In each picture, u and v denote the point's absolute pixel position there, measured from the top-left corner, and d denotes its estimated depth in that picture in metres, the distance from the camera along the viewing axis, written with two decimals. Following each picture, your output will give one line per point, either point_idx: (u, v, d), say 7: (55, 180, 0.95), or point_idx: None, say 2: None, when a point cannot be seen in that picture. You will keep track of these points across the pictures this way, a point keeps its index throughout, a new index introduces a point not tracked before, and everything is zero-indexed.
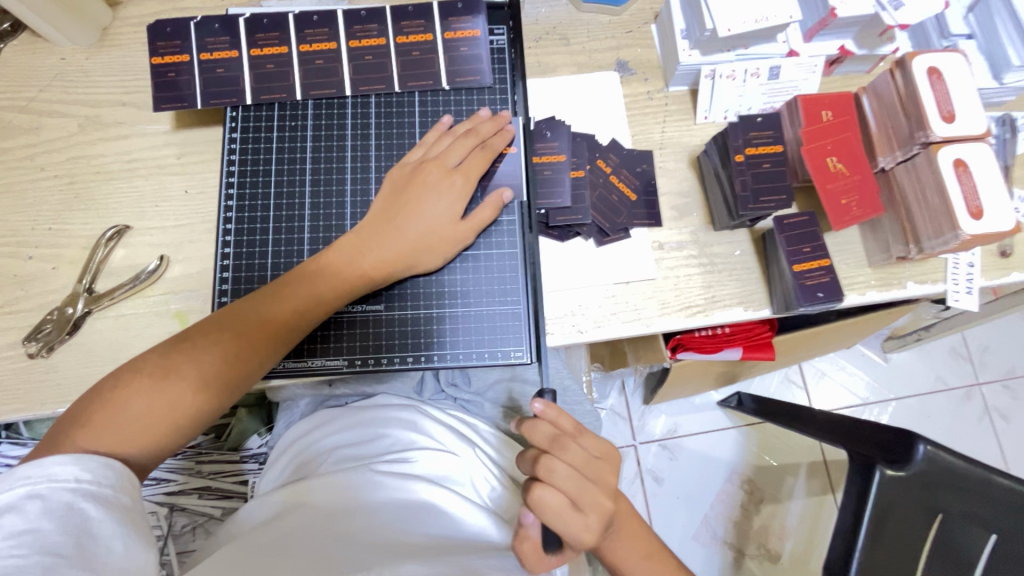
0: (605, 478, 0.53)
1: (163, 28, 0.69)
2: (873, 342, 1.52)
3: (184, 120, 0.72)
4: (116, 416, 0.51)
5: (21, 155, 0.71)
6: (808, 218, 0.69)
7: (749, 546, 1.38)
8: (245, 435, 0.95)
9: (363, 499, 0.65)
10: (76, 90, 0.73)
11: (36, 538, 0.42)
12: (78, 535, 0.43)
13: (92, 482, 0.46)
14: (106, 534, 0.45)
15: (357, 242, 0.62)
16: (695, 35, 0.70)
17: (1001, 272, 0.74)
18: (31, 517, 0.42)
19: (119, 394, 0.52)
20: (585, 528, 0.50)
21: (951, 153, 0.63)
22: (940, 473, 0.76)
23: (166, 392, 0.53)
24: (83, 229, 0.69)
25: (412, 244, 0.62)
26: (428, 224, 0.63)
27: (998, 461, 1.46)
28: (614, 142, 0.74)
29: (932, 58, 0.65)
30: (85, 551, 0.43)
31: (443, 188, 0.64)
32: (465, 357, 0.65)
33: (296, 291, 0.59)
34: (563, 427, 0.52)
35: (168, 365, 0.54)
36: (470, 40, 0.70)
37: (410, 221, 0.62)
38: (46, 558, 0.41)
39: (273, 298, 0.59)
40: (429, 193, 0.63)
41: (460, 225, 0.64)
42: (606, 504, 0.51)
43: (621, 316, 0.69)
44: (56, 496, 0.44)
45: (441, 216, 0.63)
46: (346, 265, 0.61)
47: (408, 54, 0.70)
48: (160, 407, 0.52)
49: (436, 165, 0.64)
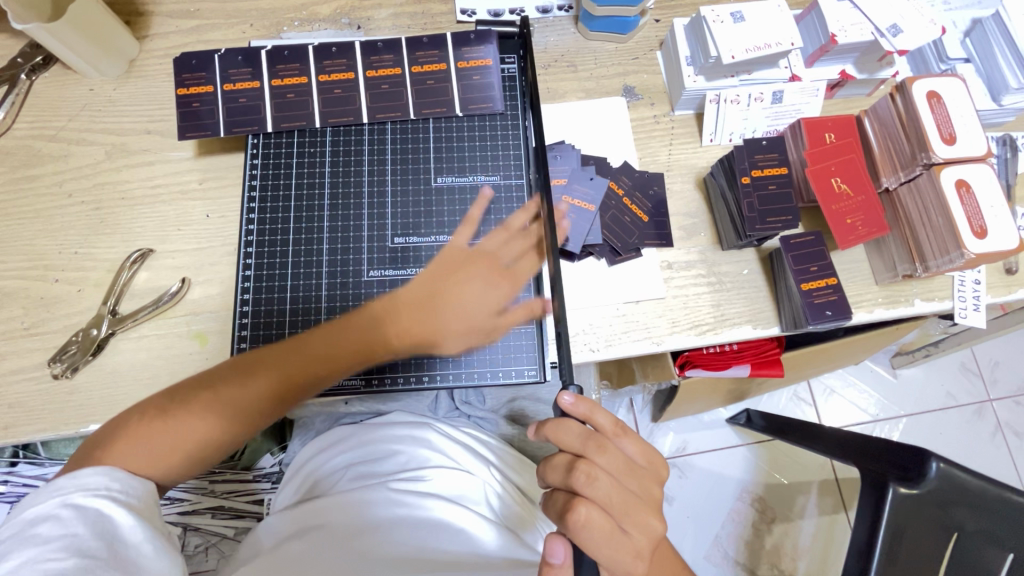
0: (646, 489, 0.51)
1: (188, 61, 0.72)
2: (882, 358, 1.52)
3: (206, 148, 0.75)
4: (132, 445, 0.52)
5: (49, 182, 0.73)
6: (815, 237, 0.70)
7: (762, 567, 1.36)
8: (258, 455, 0.96)
9: (381, 517, 0.65)
10: (104, 119, 0.76)
11: (72, 542, 0.44)
12: (109, 540, 0.45)
13: (122, 491, 0.49)
14: (135, 539, 0.47)
15: (392, 312, 0.60)
16: (699, 62, 0.73)
17: (1007, 289, 0.75)
18: (67, 523, 0.45)
19: (135, 425, 0.53)
20: (632, 553, 0.48)
21: (953, 174, 0.64)
22: (955, 490, 0.75)
23: (179, 421, 0.54)
24: (107, 253, 0.71)
25: (447, 328, 0.61)
26: (468, 316, 0.61)
27: (1013, 478, 1.44)
28: (625, 164, 0.76)
29: (932, 82, 0.67)
30: (116, 554, 0.45)
31: (489, 283, 0.62)
32: (479, 376, 0.66)
33: (322, 351, 0.58)
34: (599, 426, 0.51)
35: (184, 401, 0.54)
36: (482, 69, 0.73)
37: (451, 309, 0.60)
38: (82, 561, 0.43)
39: (298, 354, 0.58)
40: (475, 282, 0.61)
41: (499, 319, 0.62)
42: (653, 523, 0.49)
43: (632, 335, 0.71)
44: (88, 503, 0.47)
45: (483, 309, 0.61)
46: (381, 340, 0.60)
47: (423, 83, 0.73)
48: (174, 435, 0.53)
49: (486, 260, 0.63)
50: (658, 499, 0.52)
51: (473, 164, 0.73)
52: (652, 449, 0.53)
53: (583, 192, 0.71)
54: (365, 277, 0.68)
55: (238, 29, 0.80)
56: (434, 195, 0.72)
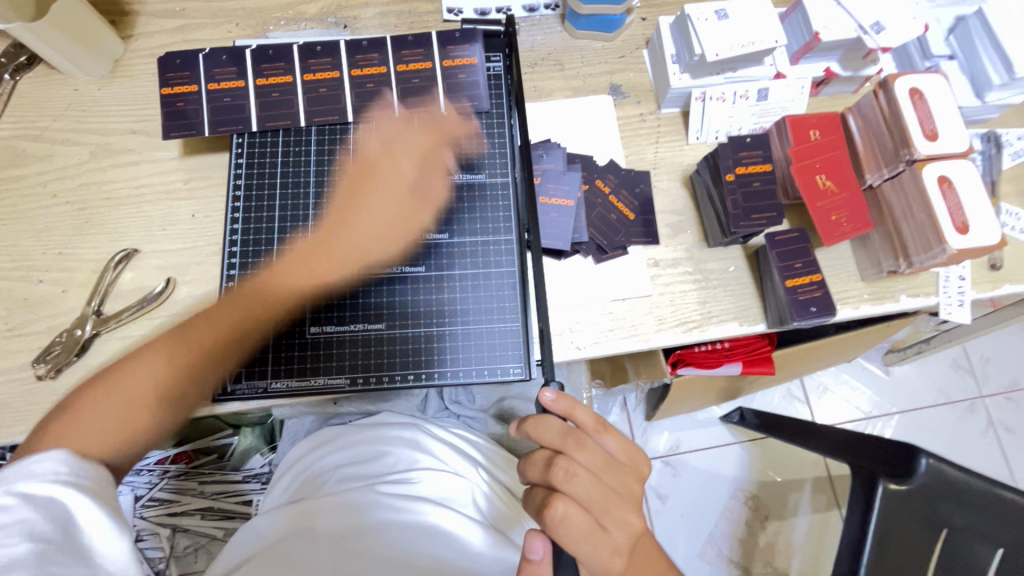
0: (626, 486, 0.51)
1: (172, 60, 0.71)
2: (874, 355, 1.52)
3: (192, 147, 0.75)
4: (73, 423, 0.52)
5: (33, 182, 0.73)
6: (799, 234, 0.70)
7: (755, 564, 1.36)
8: (248, 454, 0.95)
9: (367, 519, 0.65)
10: (89, 119, 0.75)
11: (24, 526, 0.42)
12: (62, 524, 0.44)
13: (71, 475, 0.47)
14: (91, 522, 0.45)
15: (310, 243, 0.67)
16: (685, 59, 0.73)
17: (992, 285, 0.75)
18: (16, 509, 0.43)
19: (73, 409, 0.53)
20: (610, 549, 0.48)
21: (936, 170, 0.64)
22: (942, 486, 0.76)
23: (120, 390, 0.55)
24: (92, 253, 0.71)
25: (360, 246, 0.67)
26: (377, 214, 0.67)
27: (1004, 474, 1.45)
28: (612, 162, 0.76)
29: (914, 79, 0.67)
30: (71, 538, 0.44)
31: (388, 189, 0.68)
32: (466, 375, 0.66)
33: (240, 309, 0.62)
34: (579, 422, 0.52)
35: (117, 371, 0.56)
36: (468, 68, 0.73)
37: (359, 214, 0.67)
38: (36, 545, 0.42)
39: (230, 309, 0.62)
40: (376, 193, 0.68)
41: (407, 217, 0.68)
42: (632, 520, 0.49)
43: (618, 332, 0.71)
44: (38, 490, 0.45)
45: (387, 211, 0.68)
46: (312, 263, 0.65)
47: (408, 81, 0.73)
48: (121, 395, 0.54)
49: (385, 160, 0.69)
50: (637, 495, 0.52)
51: (459, 163, 0.73)
52: (632, 446, 0.54)
53: (559, 190, 0.71)
54: (351, 276, 0.68)
55: (224, 28, 0.80)
56: None
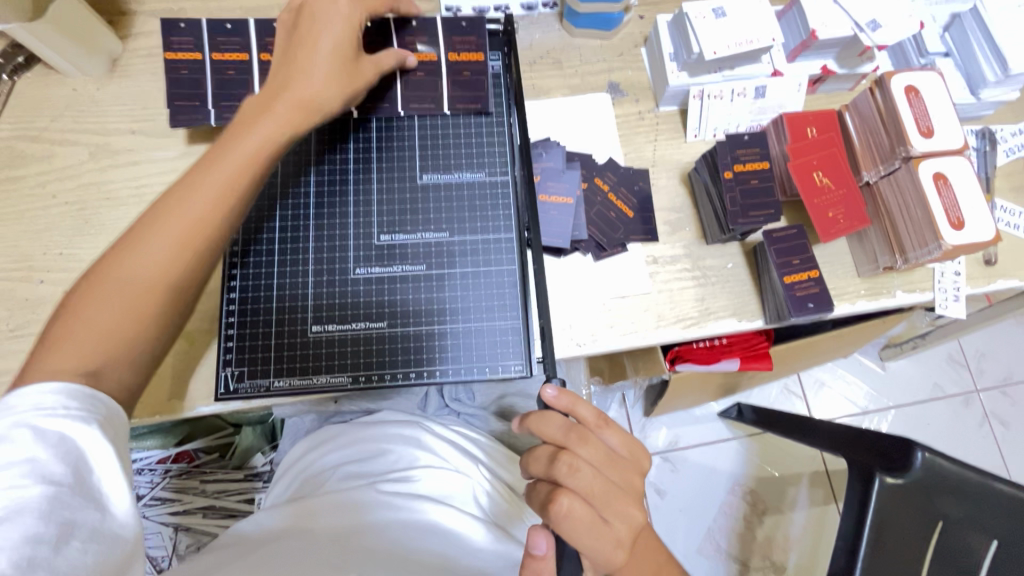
0: (627, 481, 0.52)
1: (175, 24, 0.71)
2: (870, 351, 1.53)
3: (193, 148, 0.75)
4: (75, 327, 0.48)
5: (33, 183, 0.73)
6: (796, 231, 0.71)
7: (754, 558, 1.37)
8: (250, 453, 0.98)
9: (370, 517, 0.66)
10: (88, 119, 0.75)
11: (35, 468, 0.41)
12: (74, 464, 0.42)
13: (82, 410, 0.44)
14: (103, 463, 0.44)
15: (251, 110, 0.58)
16: (683, 58, 0.74)
17: (987, 280, 0.76)
18: (27, 446, 0.41)
19: (75, 308, 0.49)
20: (612, 541, 0.48)
21: (931, 166, 0.65)
22: (938, 479, 0.77)
23: (114, 288, 0.49)
24: (93, 254, 0.71)
25: (317, 79, 0.59)
26: (327, 44, 0.60)
27: (1000, 468, 1.47)
28: (610, 160, 0.76)
29: (910, 77, 0.68)
30: (84, 480, 0.42)
31: (312, 81, 0.59)
32: (467, 372, 0.66)
33: (225, 160, 0.55)
34: (581, 418, 0.52)
35: (114, 262, 0.50)
36: (472, 63, 0.73)
37: (314, 45, 0.59)
38: (48, 488, 0.40)
39: (198, 178, 0.54)
40: (323, 15, 0.60)
41: (351, 68, 0.61)
42: (633, 512, 0.50)
43: (618, 329, 0.71)
44: (48, 426, 0.43)
45: (338, 33, 0.60)
46: (265, 111, 0.58)
47: (412, 75, 0.73)
48: (118, 301, 0.49)
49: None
50: (638, 489, 0.53)
51: (459, 162, 0.73)
52: (635, 440, 0.54)
53: (559, 188, 0.71)
54: (352, 275, 0.69)
55: None
56: (419, 193, 0.72)
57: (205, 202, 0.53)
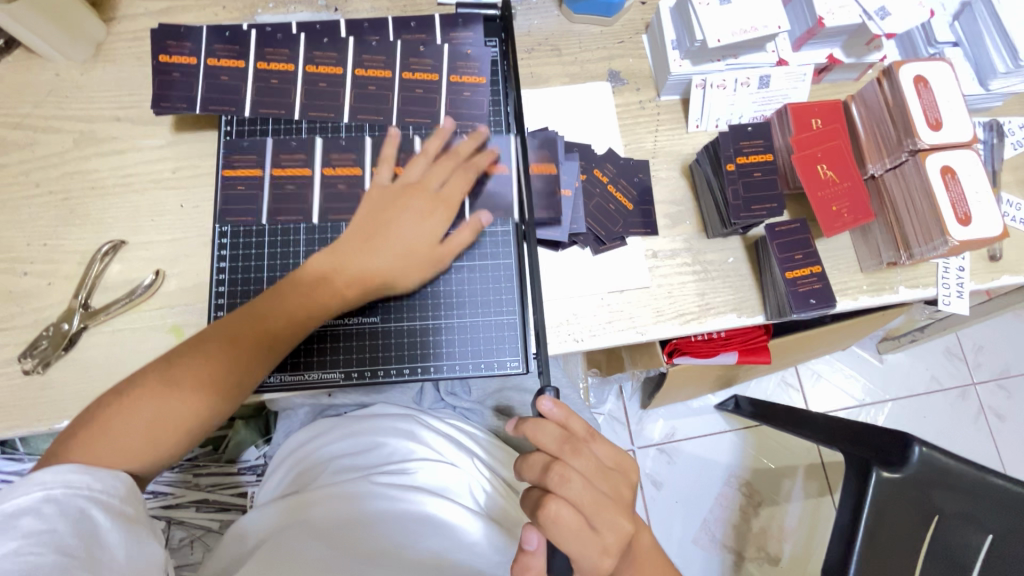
0: (617, 490, 0.51)
1: (174, 29, 0.70)
2: (868, 344, 1.53)
3: (180, 135, 0.73)
4: (103, 434, 0.51)
5: (15, 171, 0.71)
6: (800, 225, 0.69)
7: (748, 549, 1.38)
8: (241, 447, 0.96)
9: (364, 511, 0.65)
10: (71, 106, 0.73)
11: (51, 539, 0.43)
12: (88, 539, 0.45)
13: (103, 491, 0.47)
14: (113, 542, 0.46)
15: (322, 258, 0.62)
16: (686, 45, 0.72)
17: (991, 276, 0.75)
18: (48, 520, 0.44)
19: (103, 413, 0.52)
20: (599, 548, 0.47)
21: (938, 160, 0.64)
22: (935, 473, 0.76)
23: (147, 405, 0.52)
24: (78, 245, 0.69)
25: (393, 262, 0.62)
26: (409, 245, 0.63)
27: (994, 461, 1.47)
28: (610, 151, 0.74)
29: (918, 67, 0.66)
30: (93, 555, 0.44)
31: (403, 251, 0.62)
32: (461, 368, 0.65)
33: (292, 300, 0.60)
34: (573, 430, 0.51)
35: (202, 345, 0.56)
36: (473, 84, 0.71)
37: (390, 238, 0.62)
38: (60, 559, 0.43)
39: (261, 317, 0.58)
40: (408, 213, 0.63)
41: (441, 247, 0.64)
42: (622, 522, 0.49)
43: (615, 324, 0.70)
44: (71, 500, 0.45)
45: (423, 239, 0.63)
46: (334, 271, 0.61)
47: (411, 90, 0.71)
48: (144, 423, 0.52)
49: (417, 190, 0.64)
50: (629, 501, 0.52)
51: None
52: (620, 452, 0.54)
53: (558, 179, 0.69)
54: None
55: (210, 11, 0.77)
56: None
57: (292, 313, 0.59)
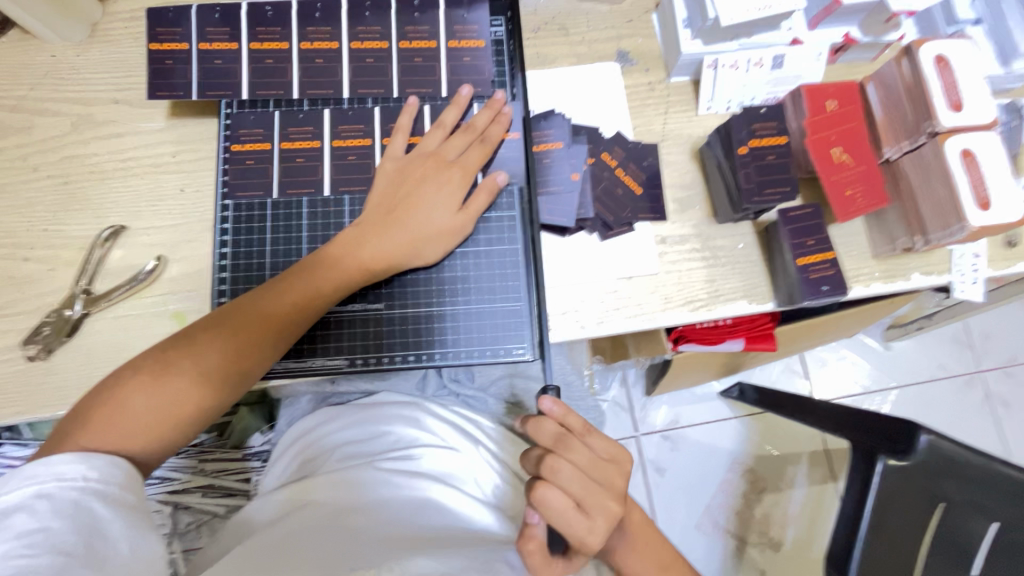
0: (614, 480, 0.51)
1: (164, 13, 0.68)
2: (875, 331, 1.51)
3: (178, 117, 0.71)
4: (118, 413, 0.51)
5: (13, 156, 0.69)
6: (813, 209, 0.68)
7: (751, 535, 1.38)
8: (247, 433, 0.94)
9: (371, 495, 0.65)
10: (68, 88, 0.72)
11: (46, 537, 0.42)
12: (87, 535, 0.44)
13: (99, 481, 0.47)
14: (114, 535, 0.45)
15: (344, 236, 0.62)
16: (697, 24, 0.69)
17: (1006, 263, 0.73)
18: (41, 517, 0.43)
19: (119, 392, 0.51)
20: (586, 529, 0.48)
21: (958, 143, 0.62)
22: (941, 462, 0.75)
23: (167, 382, 0.52)
24: (78, 230, 0.68)
25: (415, 237, 0.62)
26: (430, 218, 0.62)
27: (999, 448, 1.46)
28: (619, 134, 0.73)
29: (939, 46, 0.64)
30: (94, 552, 0.44)
31: (423, 220, 0.62)
32: (467, 354, 0.64)
33: (314, 276, 0.59)
34: (570, 428, 0.51)
35: (218, 323, 0.56)
36: (473, 50, 0.70)
37: (410, 212, 0.62)
38: (57, 558, 0.42)
39: (283, 293, 0.58)
40: (427, 185, 0.63)
41: (461, 214, 0.63)
42: (611, 504, 0.50)
43: (623, 311, 0.69)
44: (64, 495, 0.45)
45: (442, 210, 0.63)
46: (356, 249, 0.61)
47: (410, 60, 0.69)
48: (162, 401, 0.52)
49: (434, 160, 0.64)
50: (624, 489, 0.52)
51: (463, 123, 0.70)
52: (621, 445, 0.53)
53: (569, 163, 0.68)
54: None
55: None
56: None
57: (310, 292, 0.59)
